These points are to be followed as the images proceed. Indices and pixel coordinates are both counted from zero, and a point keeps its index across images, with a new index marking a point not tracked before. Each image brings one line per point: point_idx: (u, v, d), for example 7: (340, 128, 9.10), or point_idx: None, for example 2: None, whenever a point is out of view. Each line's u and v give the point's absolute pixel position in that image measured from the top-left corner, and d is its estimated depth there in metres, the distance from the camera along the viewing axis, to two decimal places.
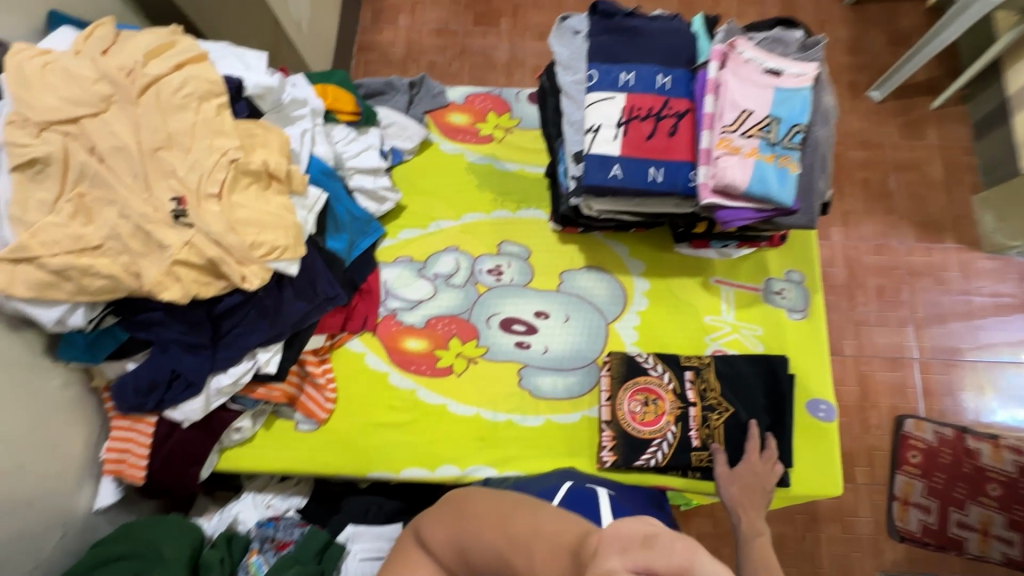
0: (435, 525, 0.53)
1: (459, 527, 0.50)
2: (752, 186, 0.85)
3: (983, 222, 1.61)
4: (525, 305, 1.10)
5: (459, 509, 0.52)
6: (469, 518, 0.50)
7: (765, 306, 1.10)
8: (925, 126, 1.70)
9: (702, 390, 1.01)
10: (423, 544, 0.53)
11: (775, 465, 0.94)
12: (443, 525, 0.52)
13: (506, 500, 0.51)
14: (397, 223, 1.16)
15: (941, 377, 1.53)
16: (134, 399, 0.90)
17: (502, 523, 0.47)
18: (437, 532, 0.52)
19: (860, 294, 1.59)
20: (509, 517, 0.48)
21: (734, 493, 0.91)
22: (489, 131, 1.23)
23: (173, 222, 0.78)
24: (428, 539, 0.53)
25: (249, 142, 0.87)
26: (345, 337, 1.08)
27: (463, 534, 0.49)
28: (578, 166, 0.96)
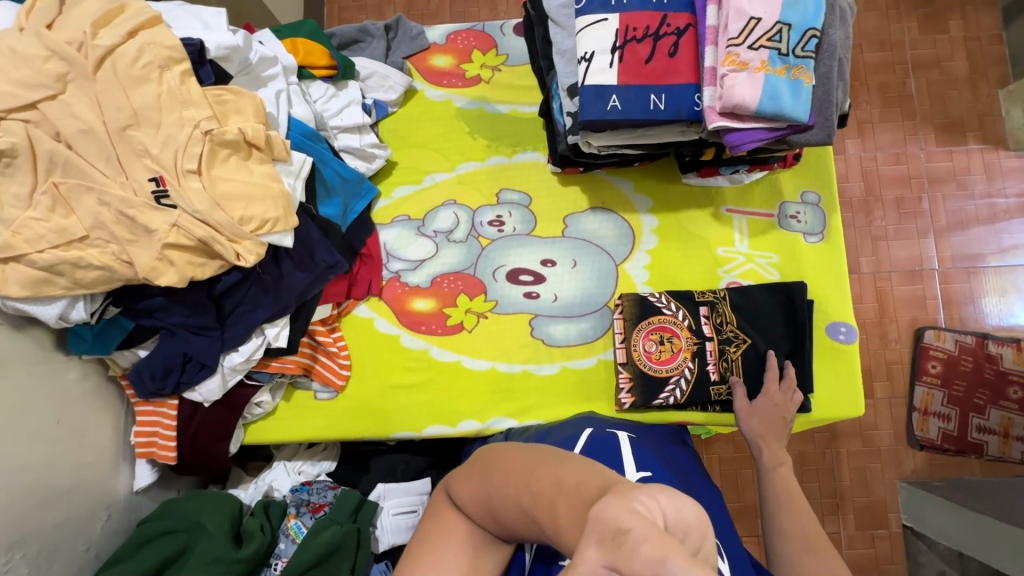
0: (464, 487, 0.51)
1: (486, 485, 0.49)
2: (763, 104, 0.78)
3: (1010, 118, 1.51)
4: (530, 254, 1.07)
5: (489, 468, 0.50)
6: (495, 477, 0.48)
7: (781, 232, 1.05)
8: (947, 17, 1.56)
9: (718, 324, 0.99)
10: (456, 504, 0.53)
11: (794, 393, 0.95)
12: (470, 485, 0.51)
13: (531, 454, 0.48)
14: (390, 181, 1.11)
15: (963, 286, 1.49)
16: (153, 384, 0.91)
17: (527, 481, 0.45)
18: (463, 489, 0.51)
19: (878, 208, 1.52)
20: (532, 474, 0.45)
21: (755, 428, 0.92)
22: (476, 71, 1.15)
23: (156, 205, 0.75)
24: (462, 501, 0.52)
25: (221, 109, 0.81)
26: (352, 304, 1.06)
27: (489, 492, 0.48)
28: (573, 100, 0.90)
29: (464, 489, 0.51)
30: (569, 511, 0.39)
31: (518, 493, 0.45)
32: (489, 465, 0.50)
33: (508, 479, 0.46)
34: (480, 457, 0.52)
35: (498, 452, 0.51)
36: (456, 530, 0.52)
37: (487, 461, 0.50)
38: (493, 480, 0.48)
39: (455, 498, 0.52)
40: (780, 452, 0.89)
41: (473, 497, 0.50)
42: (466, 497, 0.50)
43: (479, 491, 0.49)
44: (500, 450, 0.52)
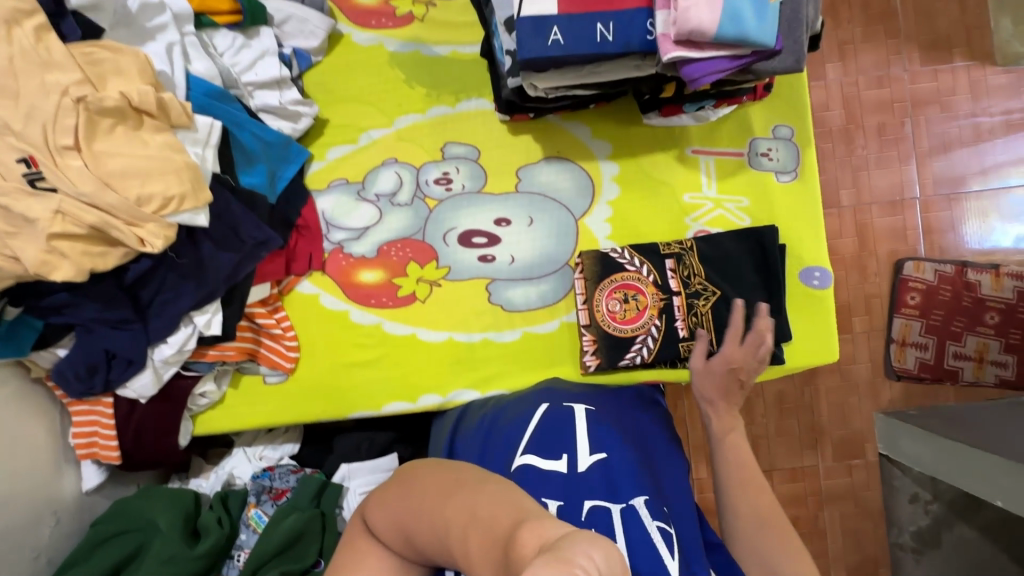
0: (382, 510, 0.49)
1: (401, 508, 0.47)
2: (723, 28, 0.68)
3: (999, 31, 1.41)
4: (481, 214, 0.98)
5: (406, 491, 0.48)
6: (413, 500, 0.46)
7: (751, 172, 0.97)
8: None
9: (685, 278, 0.93)
10: (374, 532, 0.51)
11: (758, 349, 0.88)
12: (384, 509, 0.49)
13: (449, 474, 0.47)
14: (322, 141, 1.00)
15: (944, 214, 1.43)
16: (80, 384, 0.84)
17: (443, 506, 0.43)
18: (379, 512, 0.49)
19: (859, 137, 1.44)
20: (450, 499, 0.43)
21: (706, 388, 0.86)
22: (408, 8, 1.01)
23: (32, 189, 0.65)
24: (379, 526, 0.50)
25: (97, 71, 0.69)
26: (294, 281, 0.98)
27: (404, 516, 0.46)
28: (512, 37, 0.79)
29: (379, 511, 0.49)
30: (486, 548, 0.37)
31: (431, 518, 0.44)
32: (404, 487, 0.49)
33: (426, 503, 0.45)
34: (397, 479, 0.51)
35: (416, 470, 0.50)
36: (374, 557, 0.49)
37: (404, 481, 0.49)
38: (406, 506, 0.47)
39: (372, 524, 0.50)
40: (732, 416, 0.84)
41: (389, 521, 0.48)
42: (380, 523, 0.49)
43: (395, 514, 0.48)
44: (420, 468, 0.51)
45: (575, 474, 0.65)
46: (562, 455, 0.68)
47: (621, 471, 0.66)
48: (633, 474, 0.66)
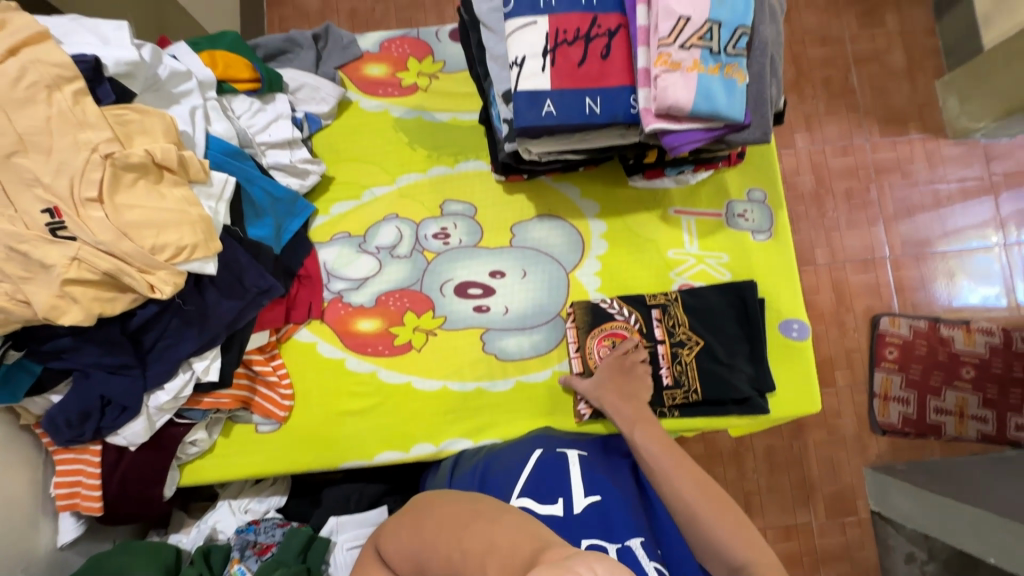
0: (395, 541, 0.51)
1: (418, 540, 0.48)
2: (697, 104, 0.77)
3: (947, 107, 1.55)
4: (477, 266, 1.03)
5: (422, 518, 0.49)
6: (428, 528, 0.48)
7: (729, 231, 1.04)
8: (883, 11, 1.60)
9: (670, 327, 0.98)
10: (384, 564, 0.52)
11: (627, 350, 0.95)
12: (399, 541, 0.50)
13: (466, 504, 0.48)
14: (327, 198, 1.06)
15: (914, 273, 1.52)
16: (70, 431, 0.83)
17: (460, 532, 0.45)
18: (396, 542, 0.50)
19: (829, 200, 1.54)
20: (466, 528, 0.45)
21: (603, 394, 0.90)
22: (413, 80, 1.10)
23: (52, 237, 0.69)
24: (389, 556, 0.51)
25: (124, 130, 0.75)
26: (292, 329, 1.01)
27: (420, 550, 0.47)
28: (508, 107, 0.86)
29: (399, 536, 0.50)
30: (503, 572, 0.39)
31: (449, 550, 0.44)
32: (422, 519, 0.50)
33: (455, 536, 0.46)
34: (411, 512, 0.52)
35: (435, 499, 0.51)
36: None
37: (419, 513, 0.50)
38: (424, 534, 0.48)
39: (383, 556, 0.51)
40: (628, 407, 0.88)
41: (403, 552, 0.49)
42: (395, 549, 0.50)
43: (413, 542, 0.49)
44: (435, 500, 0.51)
45: (572, 516, 0.71)
46: (560, 500, 0.73)
47: (616, 511, 0.71)
48: (625, 512, 0.72)
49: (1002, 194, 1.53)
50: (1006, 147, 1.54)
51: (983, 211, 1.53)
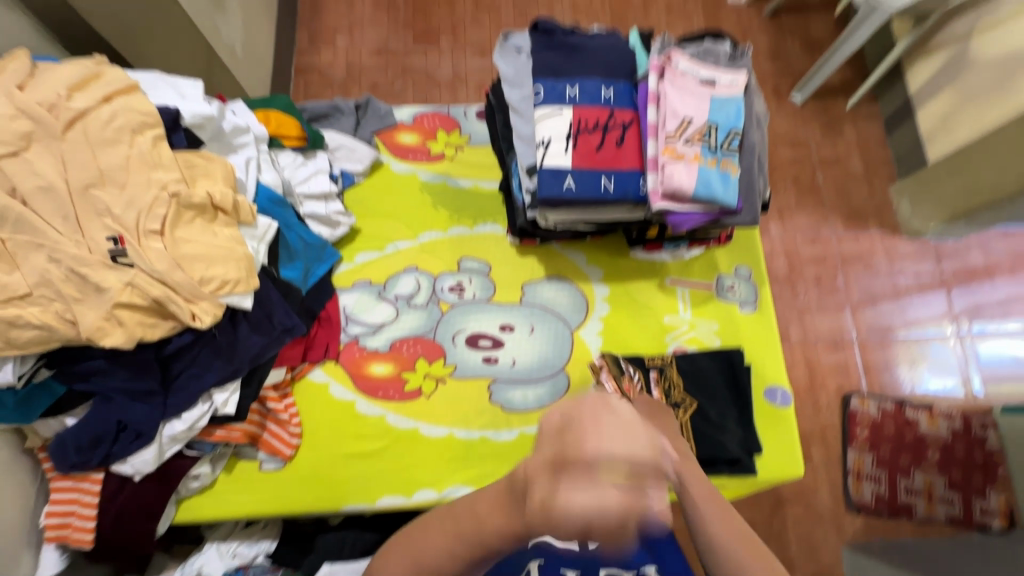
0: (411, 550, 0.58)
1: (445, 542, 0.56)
2: (697, 190, 0.89)
3: (900, 209, 1.76)
4: (488, 320, 1.10)
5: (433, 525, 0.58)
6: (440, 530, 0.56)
7: (719, 302, 1.15)
8: (842, 124, 1.85)
9: (667, 389, 1.04)
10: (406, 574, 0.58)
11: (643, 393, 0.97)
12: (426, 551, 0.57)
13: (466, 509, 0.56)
14: (352, 247, 1.13)
15: (879, 355, 1.64)
16: (77, 456, 0.83)
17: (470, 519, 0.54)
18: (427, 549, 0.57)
19: (801, 283, 1.69)
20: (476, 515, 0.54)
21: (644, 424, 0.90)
22: (440, 149, 1.23)
23: (111, 263, 0.73)
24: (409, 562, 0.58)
25: (190, 173, 0.83)
26: (307, 368, 1.04)
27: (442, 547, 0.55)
28: (531, 180, 0.98)
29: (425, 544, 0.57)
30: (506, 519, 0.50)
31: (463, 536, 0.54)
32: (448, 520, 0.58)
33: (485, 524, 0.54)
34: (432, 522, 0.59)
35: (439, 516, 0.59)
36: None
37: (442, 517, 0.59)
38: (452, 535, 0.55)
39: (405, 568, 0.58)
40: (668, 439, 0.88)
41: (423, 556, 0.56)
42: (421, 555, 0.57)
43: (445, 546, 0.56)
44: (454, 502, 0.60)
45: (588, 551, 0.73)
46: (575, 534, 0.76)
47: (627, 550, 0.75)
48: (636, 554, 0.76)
49: (952, 289, 1.70)
50: (954, 248, 1.74)
51: (938, 304, 1.69)
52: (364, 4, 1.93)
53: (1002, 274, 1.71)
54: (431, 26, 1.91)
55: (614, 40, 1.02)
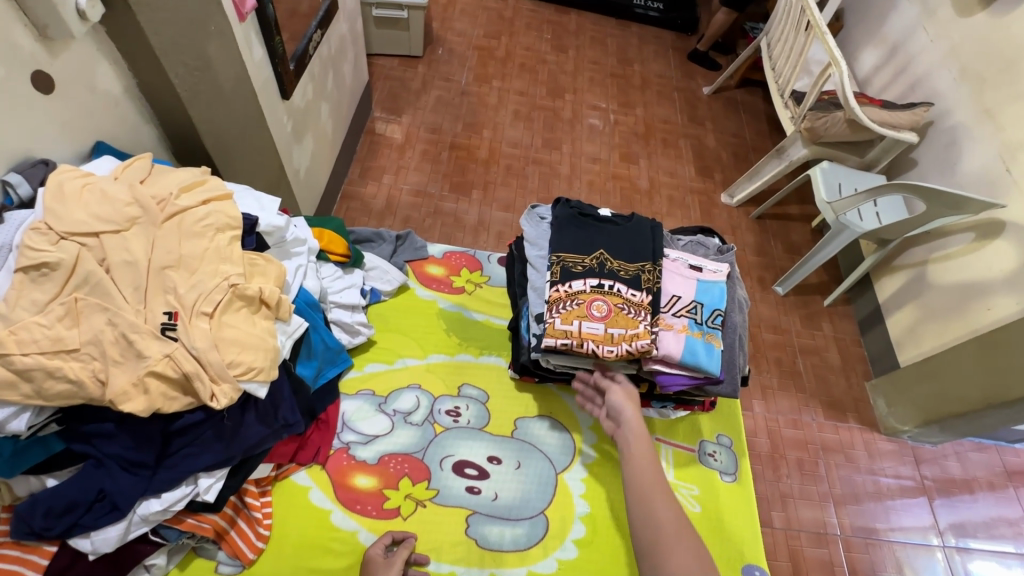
0: None
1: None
2: (684, 356, 1.01)
3: (876, 406, 1.86)
4: (478, 448, 1.13)
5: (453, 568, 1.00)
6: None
7: (700, 466, 1.19)
8: (821, 318, 2.05)
9: (621, 275, 1.08)
10: None
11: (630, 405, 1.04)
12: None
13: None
14: (363, 356, 1.21)
15: (865, 556, 1.60)
16: (41, 523, 0.79)
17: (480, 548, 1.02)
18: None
19: (783, 465, 1.72)
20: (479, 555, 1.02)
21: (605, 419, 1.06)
22: (461, 283, 1.38)
23: (159, 334, 0.81)
24: None
25: (250, 270, 0.95)
26: (292, 468, 1.05)
27: None
28: (539, 325, 1.09)
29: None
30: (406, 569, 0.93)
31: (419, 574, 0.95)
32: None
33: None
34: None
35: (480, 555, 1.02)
36: None
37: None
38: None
39: None
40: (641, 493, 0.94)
41: None
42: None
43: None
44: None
45: None
46: None
47: None
48: None
49: (934, 498, 1.71)
50: (931, 453, 1.80)
51: (921, 512, 1.69)
52: (413, 154, 2.28)
53: (981, 489, 1.74)
54: (467, 179, 2.24)
55: (631, 229, 1.15)
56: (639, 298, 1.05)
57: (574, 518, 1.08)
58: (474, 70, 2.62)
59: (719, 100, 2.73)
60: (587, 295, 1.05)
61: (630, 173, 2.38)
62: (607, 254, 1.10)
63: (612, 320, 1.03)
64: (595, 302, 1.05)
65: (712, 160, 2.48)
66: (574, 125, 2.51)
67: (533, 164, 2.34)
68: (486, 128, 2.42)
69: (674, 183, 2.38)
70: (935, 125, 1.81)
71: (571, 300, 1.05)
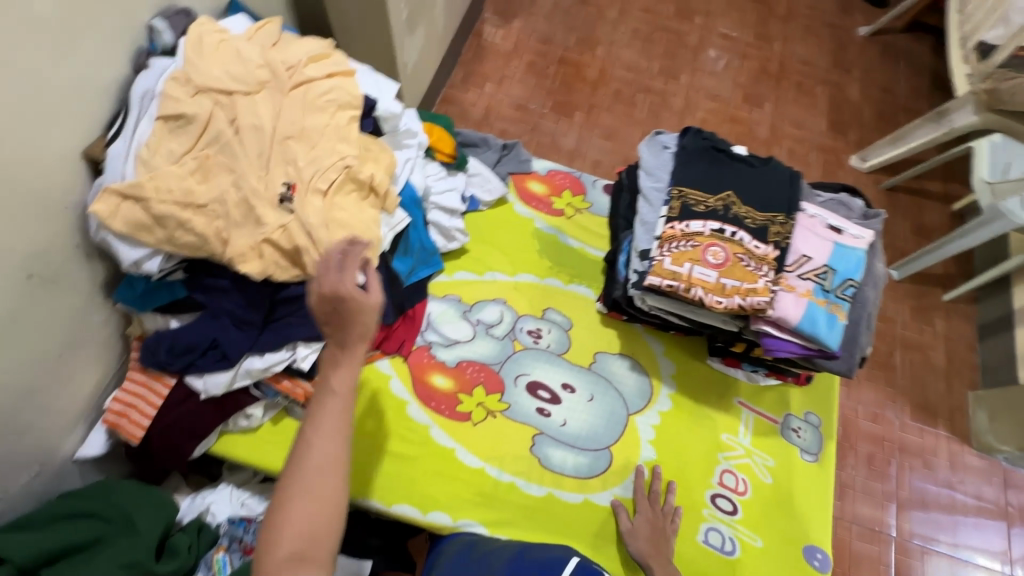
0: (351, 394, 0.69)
1: (310, 536, 0.64)
2: (801, 323, 0.92)
3: (975, 419, 1.68)
4: (553, 373, 1.13)
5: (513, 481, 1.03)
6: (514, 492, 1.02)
7: (780, 439, 1.12)
8: (932, 314, 1.82)
9: (746, 223, 0.97)
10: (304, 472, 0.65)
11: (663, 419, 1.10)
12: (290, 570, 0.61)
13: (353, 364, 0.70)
14: (454, 263, 1.21)
15: (917, 564, 1.51)
16: (165, 356, 0.88)
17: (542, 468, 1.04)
18: (325, 543, 0.65)
19: (851, 456, 1.62)
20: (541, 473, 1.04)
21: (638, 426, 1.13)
22: (562, 206, 1.31)
23: (278, 205, 0.82)
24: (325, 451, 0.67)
25: (364, 154, 0.93)
26: (377, 355, 1.09)
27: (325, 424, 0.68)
28: (643, 262, 1.01)
29: (289, 522, 0.63)
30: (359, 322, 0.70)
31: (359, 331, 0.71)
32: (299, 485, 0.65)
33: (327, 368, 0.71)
34: (274, 491, 0.66)
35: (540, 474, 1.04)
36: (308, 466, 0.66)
37: (289, 479, 0.65)
38: (330, 443, 0.67)
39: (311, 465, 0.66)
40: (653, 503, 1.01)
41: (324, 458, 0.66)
42: (282, 557, 0.61)
43: (308, 525, 0.64)
44: (286, 464, 0.67)
45: None
46: None
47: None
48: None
49: (1013, 525, 1.57)
50: None
51: (994, 536, 1.55)
52: (519, 64, 2.15)
53: None
54: (571, 99, 2.09)
55: (766, 174, 1.02)
56: (763, 251, 0.95)
57: (639, 460, 1.07)
58: None
59: (877, 46, 2.33)
60: (705, 239, 0.96)
61: (751, 117, 2.12)
62: (734, 197, 0.99)
63: (726, 271, 0.94)
64: (711, 247, 0.96)
65: (851, 114, 2.16)
66: (698, 53, 2.24)
67: (645, 92, 2.14)
68: (600, 45, 2.22)
69: (800, 135, 2.10)
70: None
71: (686, 240, 0.97)
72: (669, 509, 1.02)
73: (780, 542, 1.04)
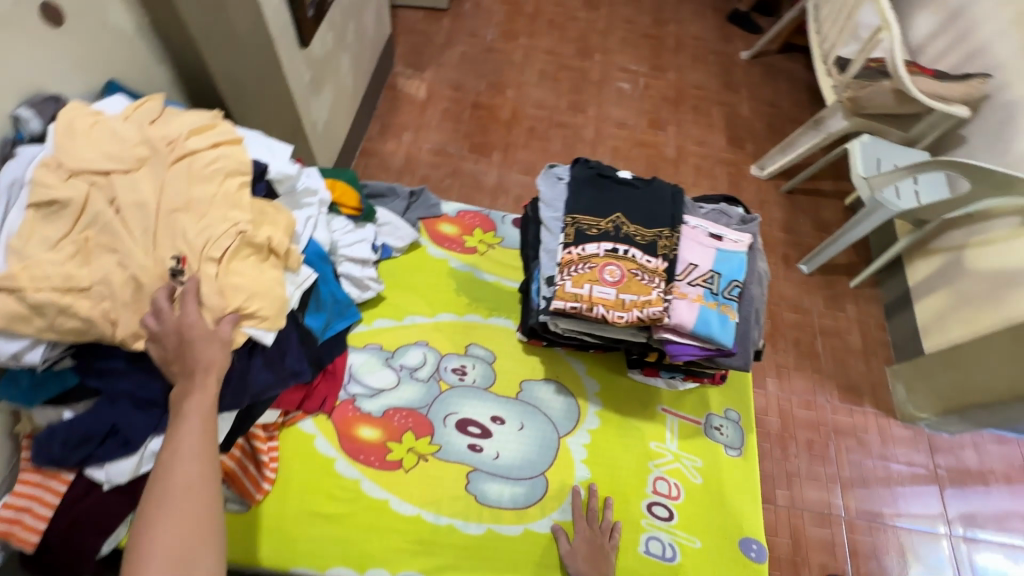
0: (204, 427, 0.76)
1: (186, 556, 0.67)
2: (696, 326, 0.98)
3: (895, 392, 1.81)
4: (482, 408, 1.14)
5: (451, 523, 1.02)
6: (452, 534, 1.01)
7: (705, 439, 1.17)
8: (844, 300, 1.98)
9: (635, 241, 1.04)
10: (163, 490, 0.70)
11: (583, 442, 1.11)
12: None
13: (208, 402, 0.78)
14: (373, 312, 1.22)
15: (867, 539, 1.58)
16: (60, 451, 0.83)
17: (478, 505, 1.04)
18: (203, 561, 0.68)
19: (791, 445, 1.70)
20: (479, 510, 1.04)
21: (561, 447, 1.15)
22: (474, 244, 1.36)
23: (169, 279, 0.81)
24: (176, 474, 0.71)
25: (260, 218, 0.94)
26: (299, 416, 1.07)
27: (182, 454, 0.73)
28: (549, 288, 1.06)
29: (155, 548, 0.66)
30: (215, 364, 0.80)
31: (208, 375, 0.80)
32: (167, 504, 0.68)
33: (178, 407, 0.77)
34: (135, 527, 0.68)
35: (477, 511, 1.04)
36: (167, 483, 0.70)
37: (152, 511, 0.68)
38: (193, 462, 0.72)
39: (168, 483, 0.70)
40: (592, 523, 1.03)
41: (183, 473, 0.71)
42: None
43: (183, 537, 0.67)
44: (147, 496, 0.69)
45: None
46: None
47: None
48: None
49: (945, 487, 1.68)
50: (947, 442, 1.75)
51: (931, 501, 1.66)
52: (434, 112, 2.23)
53: (996, 482, 1.70)
54: (488, 140, 2.18)
55: (651, 194, 1.10)
56: (653, 264, 1.02)
57: (574, 482, 1.09)
58: (501, 26, 2.52)
59: (757, 66, 2.58)
60: (600, 260, 1.03)
61: (657, 140, 2.29)
62: (623, 218, 1.07)
63: (623, 287, 1.00)
64: (606, 266, 1.02)
65: (744, 129, 2.37)
66: (601, 87, 2.41)
67: (557, 127, 2.27)
68: (510, 88, 2.34)
69: (703, 152, 2.28)
70: (991, 100, 1.68)
71: (583, 263, 1.02)
72: (606, 524, 1.04)
73: (717, 539, 1.07)
